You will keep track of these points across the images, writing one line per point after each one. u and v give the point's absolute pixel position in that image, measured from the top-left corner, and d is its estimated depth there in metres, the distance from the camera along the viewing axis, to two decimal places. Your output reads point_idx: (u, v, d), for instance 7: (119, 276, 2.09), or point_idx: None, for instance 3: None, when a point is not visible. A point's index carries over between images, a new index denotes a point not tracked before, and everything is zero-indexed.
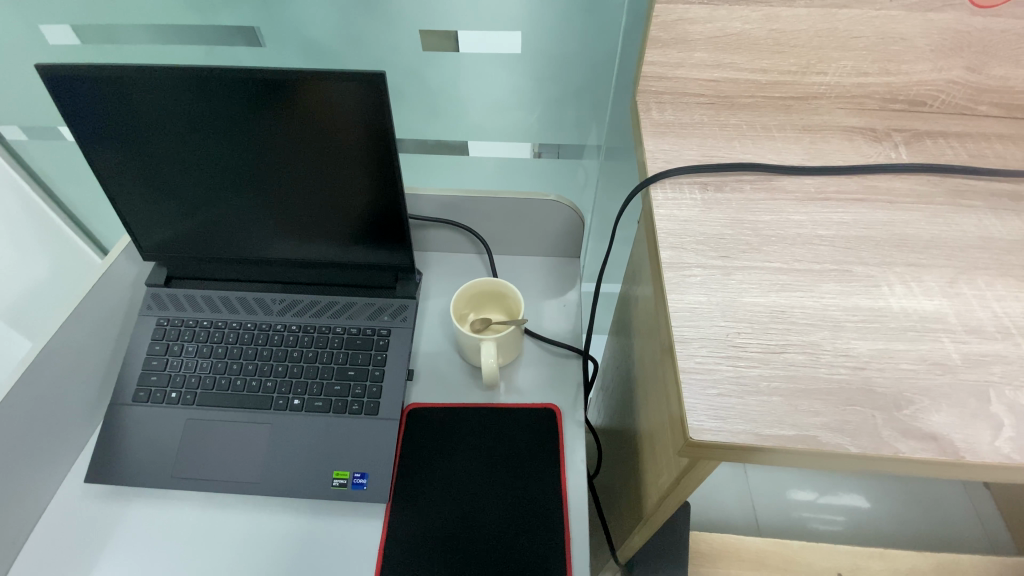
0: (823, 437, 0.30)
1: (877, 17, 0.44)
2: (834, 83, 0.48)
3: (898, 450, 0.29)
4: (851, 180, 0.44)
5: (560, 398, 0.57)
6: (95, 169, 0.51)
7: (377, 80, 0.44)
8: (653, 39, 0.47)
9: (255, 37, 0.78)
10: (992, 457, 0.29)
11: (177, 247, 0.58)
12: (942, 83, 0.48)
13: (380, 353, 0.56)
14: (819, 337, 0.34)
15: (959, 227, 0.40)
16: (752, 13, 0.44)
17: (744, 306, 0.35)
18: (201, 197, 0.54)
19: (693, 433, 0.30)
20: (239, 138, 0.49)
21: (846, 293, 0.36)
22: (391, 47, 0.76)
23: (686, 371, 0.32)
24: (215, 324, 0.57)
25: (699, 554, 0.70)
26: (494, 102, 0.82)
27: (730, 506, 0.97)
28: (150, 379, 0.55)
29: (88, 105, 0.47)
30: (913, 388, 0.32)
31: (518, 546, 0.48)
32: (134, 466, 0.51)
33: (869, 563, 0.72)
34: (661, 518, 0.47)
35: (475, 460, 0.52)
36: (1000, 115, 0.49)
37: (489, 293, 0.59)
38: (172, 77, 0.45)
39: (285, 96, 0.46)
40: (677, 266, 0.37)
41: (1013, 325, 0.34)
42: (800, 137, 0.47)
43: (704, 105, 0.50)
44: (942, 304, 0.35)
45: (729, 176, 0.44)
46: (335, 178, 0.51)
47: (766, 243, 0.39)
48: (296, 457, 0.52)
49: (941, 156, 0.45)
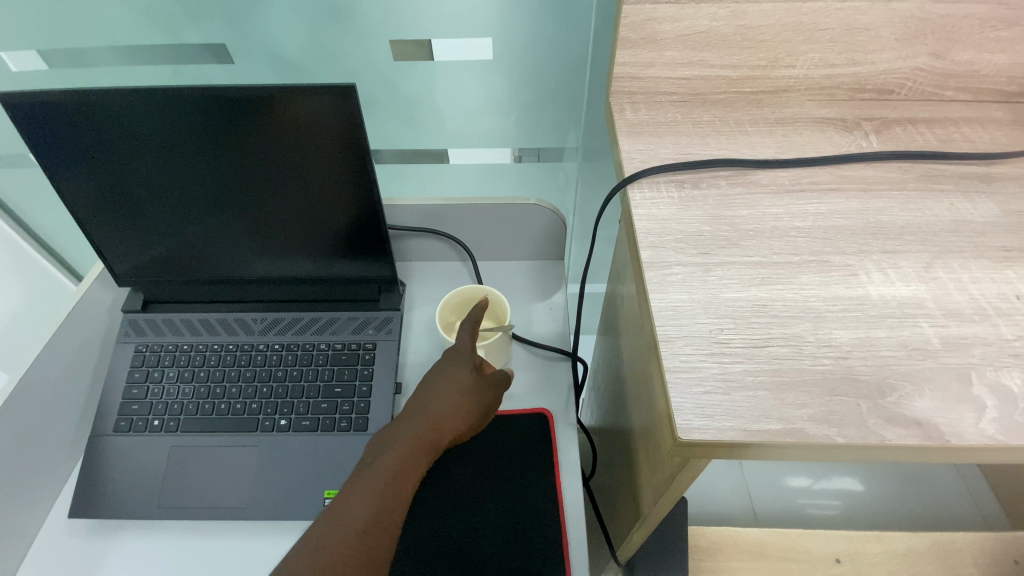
0: (810, 429, 0.30)
1: (841, 8, 0.45)
2: (803, 76, 0.49)
3: (885, 437, 0.29)
4: (825, 171, 0.44)
5: (551, 402, 0.57)
6: (65, 196, 0.50)
7: (347, 93, 0.43)
8: (623, 39, 0.47)
9: (225, 53, 0.77)
10: (978, 439, 0.29)
11: (153, 272, 0.57)
12: (908, 71, 0.49)
13: (366, 368, 0.55)
14: (801, 329, 0.34)
15: (932, 212, 0.41)
16: (719, 10, 0.45)
17: (725, 302, 0.35)
18: (176, 219, 0.53)
19: (681, 432, 0.30)
20: (211, 157, 0.48)
21: (826, 283, 0.36)
22: (364, 58, 0.75)
23: (671, 370, 0.32)
24: (196, 347, 0.56)
25: (698, 548, 0.71)
26: (470, 108, 0.82)
27: (727, 497, 0.98)
28: (131, 408, 0.53)
29: (54, 131, 0.46)
30: (895, 374, 0.32)
31: (517, 554, 0.47)
32: (118, 498, 0.50)
33: (867, 546, 0.72)
34: (658, 516, 0.46)
35: (469, 470, 0.52)
36: (967, 99, 0.50)
37: (475, 301, 0.58)
38: (140, 99, 0.44)
39: (256, 113, 0.45)
40: (658, 265, 0.37)
41: (991, 306, 0.35)
42: (773, 131, 0.47)
43: (677, 103, 0.50)
44: (919, 289, 0.36)
45: (704, 174, 0.44)
46: (312, 193, 0.51)
47: (744, 237, 0.39)
48: (286, 478, 0.51)
49: (911, 143, 0.46)
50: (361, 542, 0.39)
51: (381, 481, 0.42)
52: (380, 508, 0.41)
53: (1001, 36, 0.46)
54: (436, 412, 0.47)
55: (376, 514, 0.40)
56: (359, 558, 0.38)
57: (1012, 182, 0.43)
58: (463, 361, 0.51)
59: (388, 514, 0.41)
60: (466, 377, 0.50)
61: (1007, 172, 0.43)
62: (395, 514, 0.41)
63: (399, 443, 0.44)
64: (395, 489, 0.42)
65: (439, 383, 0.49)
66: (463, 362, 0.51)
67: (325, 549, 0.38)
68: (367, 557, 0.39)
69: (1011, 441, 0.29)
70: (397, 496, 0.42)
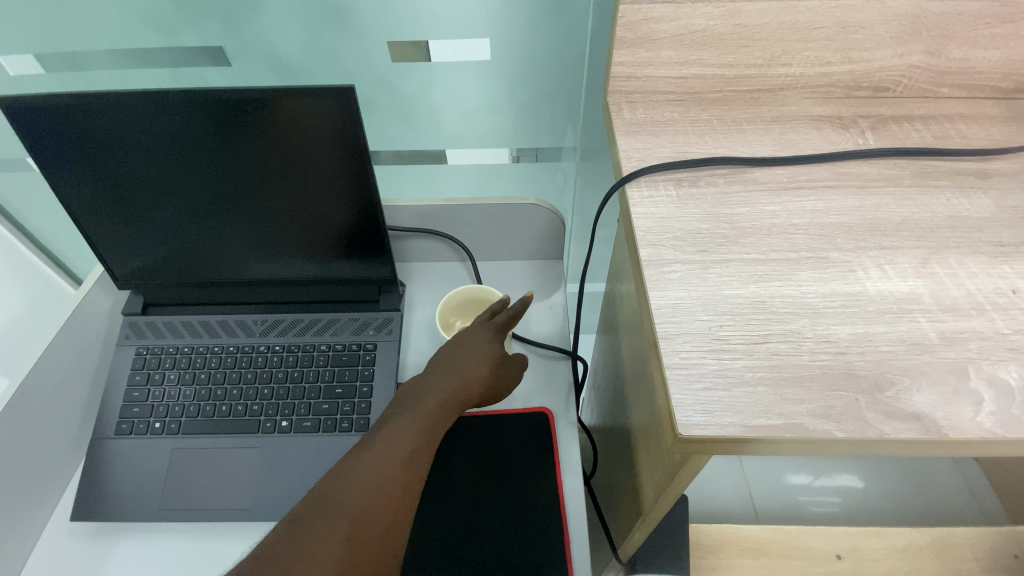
0: (810, 424, 0.30)
1: (837, 7, 0.45)
2: (800, 74, 0.49)
3: (883, 432, 0.30)
4: (822, 168, 0.44)
5: (551, 401, 0.57)
6: (63, 199, 0.50)
7: (346, 94, 0.44)
8: (620, 39, 0.47)
9: (222, 56, 0.77)
10: (975, 432, 0.30)
11: (152, 274, 0.57)
12: (904, 69, 0.49)
13: (366, 368, 0.55)
14: (800, 325, 0.34)
15: (928, 209, 0.41)
16: (715, 10, 0.45)
17: (724, 299, 0.35)
18: (175, 221, 0.53)
19: (681, 428, 0.30)
20: (210, 159, 0.48)
21: (824, 280, 0.37)
22: (361, 60, 0.76)
23: (671, 366, 0.32)
24: (197, 349, 0.56)
25: (699, 546, 0.71)
26: (468, 109, 0.82)
27: (727, 495, 0.98)
28: (132, 411, 0.54)
29: (53, 134, 0.46)
30: (893, 369, 0.32)
31: (517, 553, 0.47)
32: (119, 501, 0.50)
33: (867, 542, 0.72)
34: (659, 513, 0.47)
35: (469, 470, 0.52)
36: (962, 96, 0.50)
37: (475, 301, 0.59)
38: (138, 102, 0.44)
39: (255, 115, 0.45)
40: (657, 263, 0.37)
41: (987, 301, 0.35)
42: (770, 129, 0.48)
43: (675, 102, 0.50)
44: (916, 285, 0.36)
45: (702, 172, 0.44)
46: (311, 194, 0.51)
47: (742, 235, 0.39)
48: (288, 479, 0.51)
49: (907, 140, 0.46)
50: (397, 473, 0.41)
51: (413, 424, 0.44)
52: (413, 446, 0.43)
53: (995, 33, 0.47)
54: (463, 370, 0.49)
55: (410, 451, 0.43)
56: (395, 489, 0.41)
57: (1007, 178, 0.43)
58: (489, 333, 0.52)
59: (420, 453, 0.43)
60: (494, 350, 0.51)
61: (1002, 168, 0.44)
62: (426, 453, 0.44)
63: (428, 395, 0.47)
64: (426, 432, 0.44)
65: (465, 348, 0.51)
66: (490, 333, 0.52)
67: (364, 478, 0.40)
68: (402, 488, 0.41)
69: (1009, 434, 0.29)
70: (428, 438, 0.44)
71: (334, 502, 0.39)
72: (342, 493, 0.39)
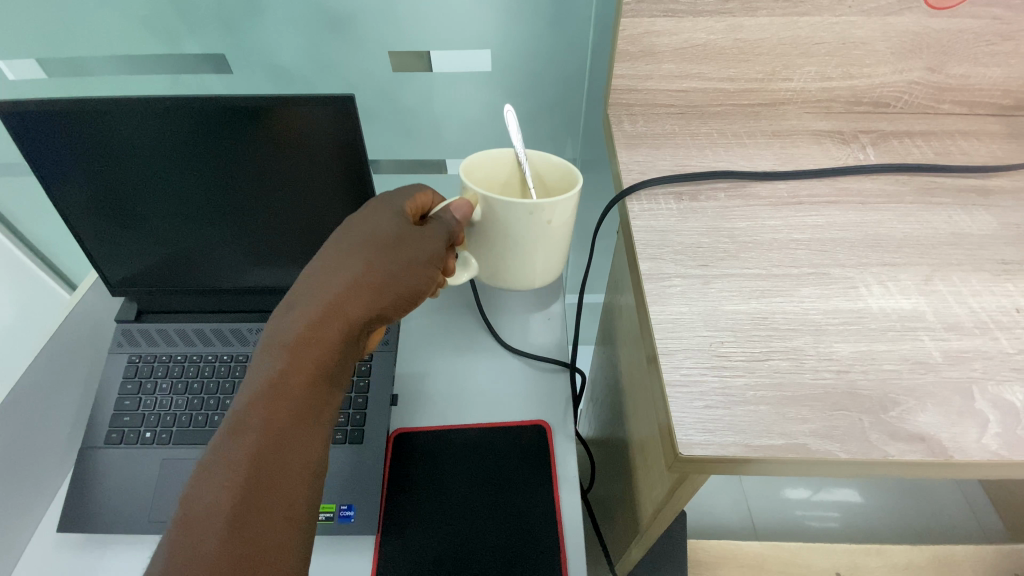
0: (812, 444, 0.29)
1: (837, 22, 0.45)
2: (801, 89, 0.49)
3: (888, 453, 0.29)
4: (822, 183, 0.44)
5: (548, 414, 0.56)
6: (57, 204, 0.50)
7: (346, 104, 0.44)
8: (622, 52, 0.47)
9: (223, 64, 0.77)
10: (981, 454, 0.29)
11: (147, 281, 0.56)
12: (904, 84, 0.49)
13: (362, 379, 0.55)
14: (801, 342, 0.34)
15: (931, 225, 0.41)
16: (716, 24, 0.45)
17: (724, 314, 0.35)
18: (169, 227, 0.52)
19: (680, 447, 0.29)
20: (206, 165, 0.48)
21: (826, 296, 0.36)
22: (363, 69, 0.76)
23: (672, 383, 0.32)
24: (190, 358, 0.56)
25: (698, 562, 0.70)
26: (467, 120, 0.82)
27: (726, 509, 0.97)
28: (123, 420, 0.52)
29: (50, 139, 0.46)
30: (897, 389, 0.32)
31: (515, 569, 0.46)
32: (105, 515, 0.48)
33: (867, 560, 0.71)
34: (658, 531, 0.45)
35: (463, 484, 0.51)
36: (962, 112, 0.50)
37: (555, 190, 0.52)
38: (139, 109, 0.44)
39: (256, 124, 0.45)
40: (657, 277, 0.37)
41: (991, 320, 0.35)
42: (771, 143, 0.48)
43: (675, 115, 0.50)
44: (919, 302, 0.36)
45: (702, 185, 0.44)
46: (309, 202, 0.51)
47: (743, 249, 0.39)
48: None
49: (908, 155, 0.46)
50: (248, 491, 0.34)
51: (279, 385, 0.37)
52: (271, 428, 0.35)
53: (996, 50, 0.47)
54: (315, 308, 0.39)
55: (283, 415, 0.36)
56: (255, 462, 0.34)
57: (1009, 196, 0.43)
58: (378, 224, 0.43)
59: (286, 440, 0.36)
60: (382, 237, 0.42)
61: (1003, 185, 0.44)
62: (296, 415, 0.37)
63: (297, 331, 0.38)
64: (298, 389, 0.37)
65: (345, 255, 0.42)
66: (377, 221, 0.43)
67: (200, 506, 0.33)
68: (274, 499, 0.34)
69: (1015, 457, 0.29)
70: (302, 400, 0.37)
71: (181, 556, 0.31)
72: (179, 553, 0.32)
